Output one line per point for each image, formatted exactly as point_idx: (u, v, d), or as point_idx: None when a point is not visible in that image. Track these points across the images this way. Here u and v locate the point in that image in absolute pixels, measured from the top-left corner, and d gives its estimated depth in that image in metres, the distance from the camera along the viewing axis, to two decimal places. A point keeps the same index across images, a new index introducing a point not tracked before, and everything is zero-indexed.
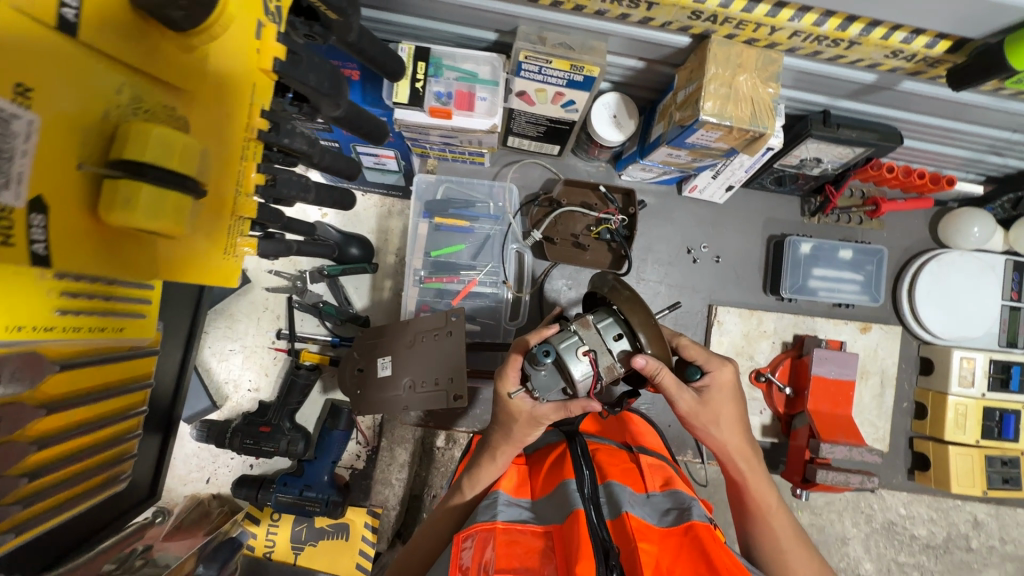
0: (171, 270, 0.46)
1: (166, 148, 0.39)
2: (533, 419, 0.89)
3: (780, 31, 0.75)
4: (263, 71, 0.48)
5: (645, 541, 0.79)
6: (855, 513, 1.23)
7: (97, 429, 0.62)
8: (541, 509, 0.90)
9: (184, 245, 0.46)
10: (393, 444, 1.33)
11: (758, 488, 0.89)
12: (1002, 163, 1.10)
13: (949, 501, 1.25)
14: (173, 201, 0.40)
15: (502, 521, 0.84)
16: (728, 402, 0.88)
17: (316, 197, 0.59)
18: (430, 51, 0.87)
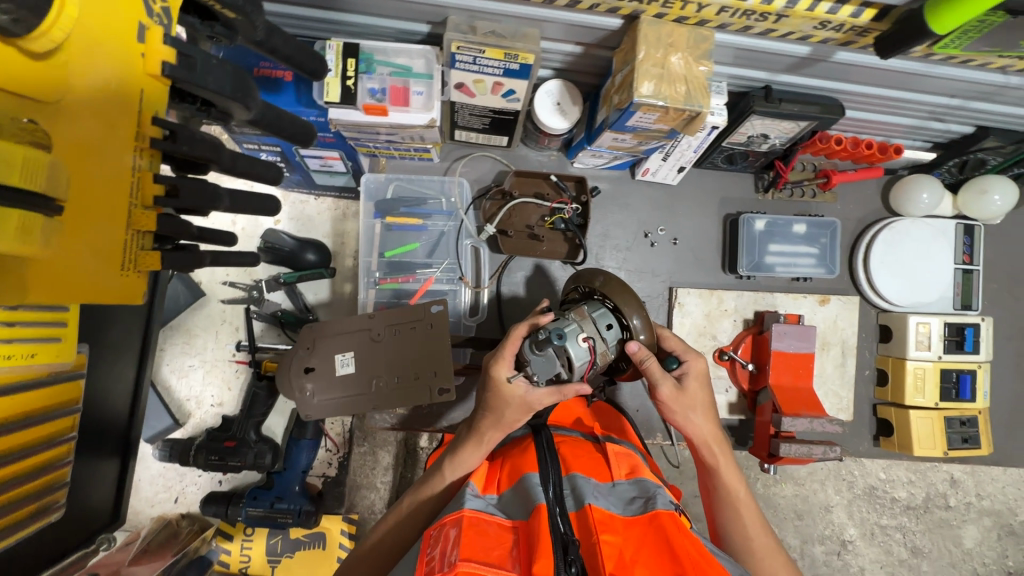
0: (48, 294, 0.43)
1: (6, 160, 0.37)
2: (526, 405, 0.90)
3: (707, 8, 0.74)
4: (152, 76, 0.46)
5: (608, 533, 0.78)
6: (838, 481, 1.27)
7: (19, 461, 0.60)
8: (507, 504, 0.88)
9: (63, 268, 0.44)
10: (376, 448, 1.31)
11: (728, 475, 0.91)
12: (945, 129, 1.11)
13: (925, 463, 1.29)
14: (17, 218, 0.38)
15: (469, 510, 0.82)
16: (703, 392, 0.93)
17: (233, 204, 0.56)
18: (360, 47, 0.85)
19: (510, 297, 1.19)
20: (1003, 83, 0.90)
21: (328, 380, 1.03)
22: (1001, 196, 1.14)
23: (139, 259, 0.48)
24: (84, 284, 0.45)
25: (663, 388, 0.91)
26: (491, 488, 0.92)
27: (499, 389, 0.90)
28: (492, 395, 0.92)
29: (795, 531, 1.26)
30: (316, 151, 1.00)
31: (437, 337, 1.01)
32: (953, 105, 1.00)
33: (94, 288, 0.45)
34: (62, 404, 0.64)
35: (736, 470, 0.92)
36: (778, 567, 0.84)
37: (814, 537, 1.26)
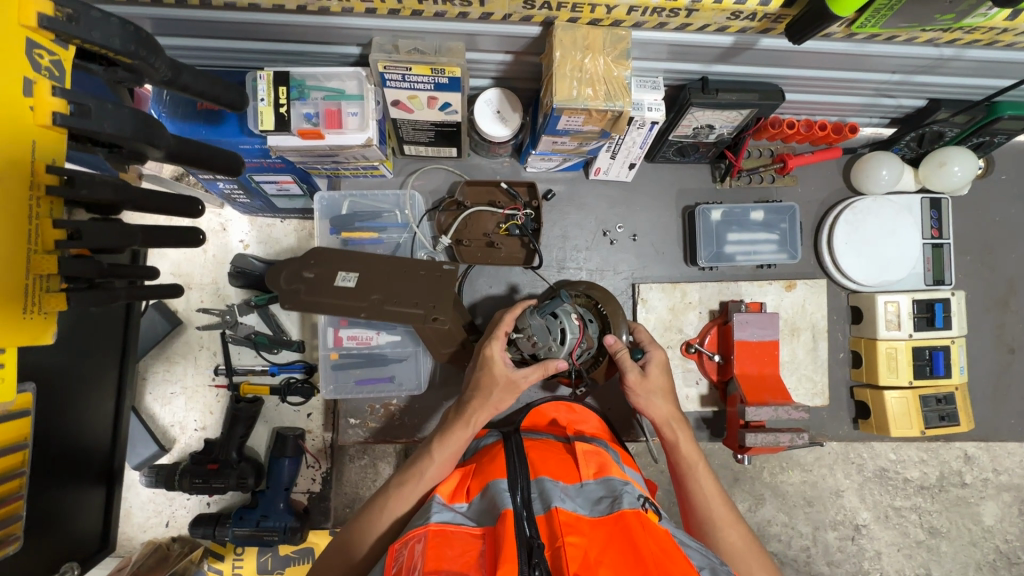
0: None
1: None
2: (511, 383, 0.98)
3: (616, 8, 0.75)
4: (45, 127, 0.49)
5: (573, 535, 0.75)
6: (847, 464, 1.26)
7: None
8: (474, 514, 0.86)
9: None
10: (376, 459, 1.31)
11: (688, 450, 0.93)
12: (896, 104, 1.09)
13: (936, 441, 1.27)
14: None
15: (435, 524, 0.81)
16: (664, 375, 0.99)
17: (147, 240, 0.59)
18: (290, 75, 0.87)
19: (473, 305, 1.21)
20: (937, 55, 0.88)
21: (317, 287, 1.01)
22: (961, 168, 1.12)
23: (45, 297, 0.52)
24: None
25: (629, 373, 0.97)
26: (459, 498, 0.89)
27: (489, 364, 0.99)
28: (482, 372, 1.01)
29: (807, 518, 1.25)
30: (270, 176, 1.03)
31: (447, 284, 1.02)
32: (895, 80, 0.98)
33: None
34: (10, 441, 0.66)
35: (695, 446, 0.94)
36: (738, 539, 0.83)
37: (827, 523, 1.26)
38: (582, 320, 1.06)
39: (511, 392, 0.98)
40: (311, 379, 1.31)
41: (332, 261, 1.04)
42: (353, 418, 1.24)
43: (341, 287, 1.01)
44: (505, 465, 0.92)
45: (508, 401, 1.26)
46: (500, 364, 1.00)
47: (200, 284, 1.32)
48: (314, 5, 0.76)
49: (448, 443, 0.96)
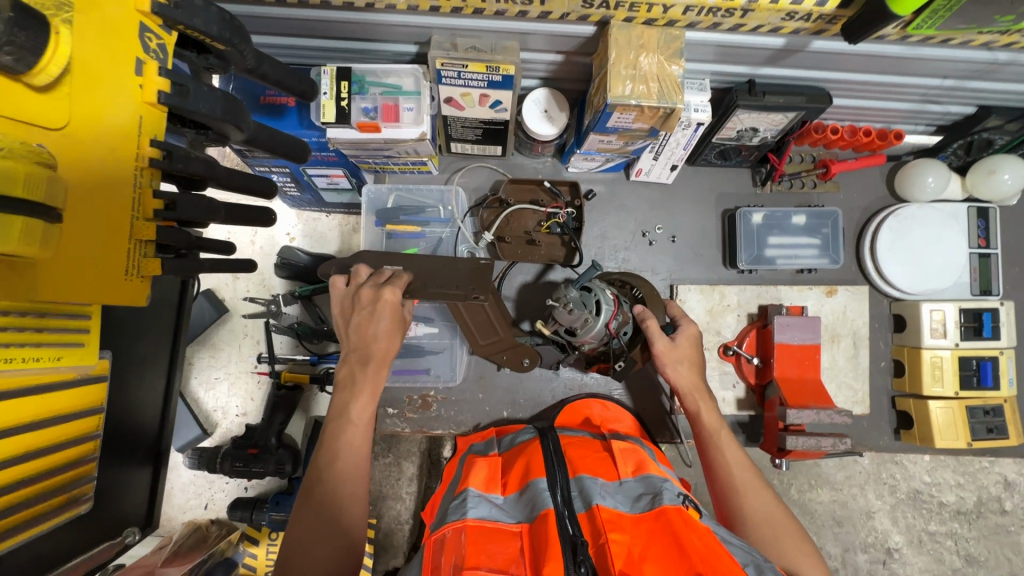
0: (56, 287, 0.51)
1: (9, 178, 0.43)
2: (399, 321, 0.85)
3: (673, 8, 0.77)
4: (150, 104, 0.52)
5: (616, 532, 0.74)
6: (878, 485, 1.23)
7: (46, 454, 0.65)
8: (512, 508, 0.86)
9: (69, 261, 0.51)
10: (400, 458, 1.33)
11: (709, 420, 0.92)
12: (944, 111, 1.09)
13: (975, 462, 1.24)
14: (22, 225, 0.44)
15: (471, 519, 0.80)
16: (691, 345, 0.99)
17: (228, 216, 0.63)
18: (353, 71, 0.91)
19: (510, 300, 1.23)
20: (992, 60, 0.88)
21: None
22: (1011, 176, 1.10)
23: (143, 265, 0.54)
24: (86, 286, 0.52)
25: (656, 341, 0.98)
26: (494, 489, 0.91)
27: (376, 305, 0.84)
28: (362, 320, 0.84)
29: (836, 540, 1.22)
30: (322, 169, 1.07)
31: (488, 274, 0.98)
32: (945, 86, 0.98)
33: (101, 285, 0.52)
34: (84, 405, 0.69)
35: (718, 417, 0.94)
36: (763, 505, 0.82)
37: (857, 544, 1.22)
38: (615, 297, 1.04)
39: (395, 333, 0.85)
40: None
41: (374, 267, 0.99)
42: (391, 408, 1.24)
43: None
44: (544, 464, 0.92)
45: (542, 398, 1.27)
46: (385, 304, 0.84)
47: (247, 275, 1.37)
48: (382, 4, 0.80)
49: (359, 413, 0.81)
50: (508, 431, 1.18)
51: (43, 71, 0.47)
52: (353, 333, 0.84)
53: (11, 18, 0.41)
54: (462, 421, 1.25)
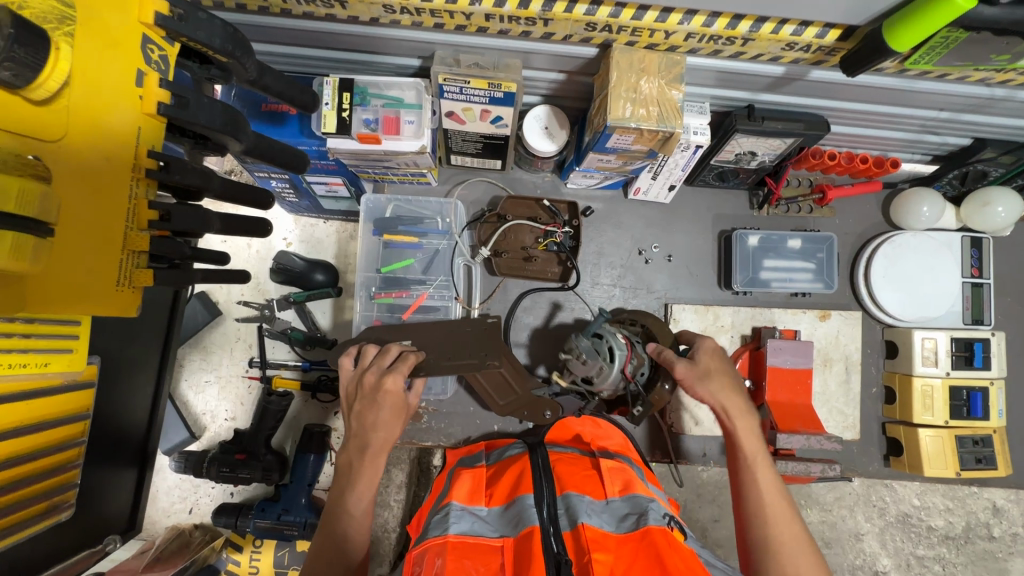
0: (44, 302, 0.48)
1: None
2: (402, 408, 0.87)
3: (675, 34, 0.78)
4: (149, 115, 0.53)
5: (600, 551, 0.74)
6: (868, 507, 1.23)
7: (28, 461, 0.64)
8: (496, 522, 0.86)
9: (61, 279, 0.49)
10: (390, 465, 1.31)
11: (745, 442, 0.86)
12: (941, 142, 1.10)
13: (964, 489, 1.23)
14: (12, 240, 0.42)
15: (453, 535, 0.79)
16: (721, 360, 0.94)
17: (224, 226, 0.63)
18: (355, 82, 0.91)
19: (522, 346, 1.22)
20: (988, 95, 0.89)
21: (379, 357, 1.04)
22: (1005, 208, 1.11)
23: (134, 274, 0.54)
24: (83, 299, 0.50)
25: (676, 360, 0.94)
26: (478, 502, 0.91)
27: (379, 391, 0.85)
28: (372, 407, 0.85)
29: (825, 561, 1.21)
30: (321, 177, 1.07)
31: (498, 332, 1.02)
32: (942, 118, 0.99)
33: (94, 300, 0.51)
34: (70, 412, 0.69)
35: (755, 438, 0.87)
36: (789, 539, 0.77)
37: (846, 568, 1.22)
38: (628, 339, 1.05)
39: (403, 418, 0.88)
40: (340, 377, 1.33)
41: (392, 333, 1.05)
42: None
43: None
44: (532, 481, 0.92)
45: None
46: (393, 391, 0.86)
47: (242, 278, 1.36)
48: (386, 18, 0.81)
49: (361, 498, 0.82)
50: (497, 445, 1.17)
51: (43, 87, 0.45)
52: (359, 410, 0.86)
53: (10, 34, 0.40)
54: (453, 433, 1.24)
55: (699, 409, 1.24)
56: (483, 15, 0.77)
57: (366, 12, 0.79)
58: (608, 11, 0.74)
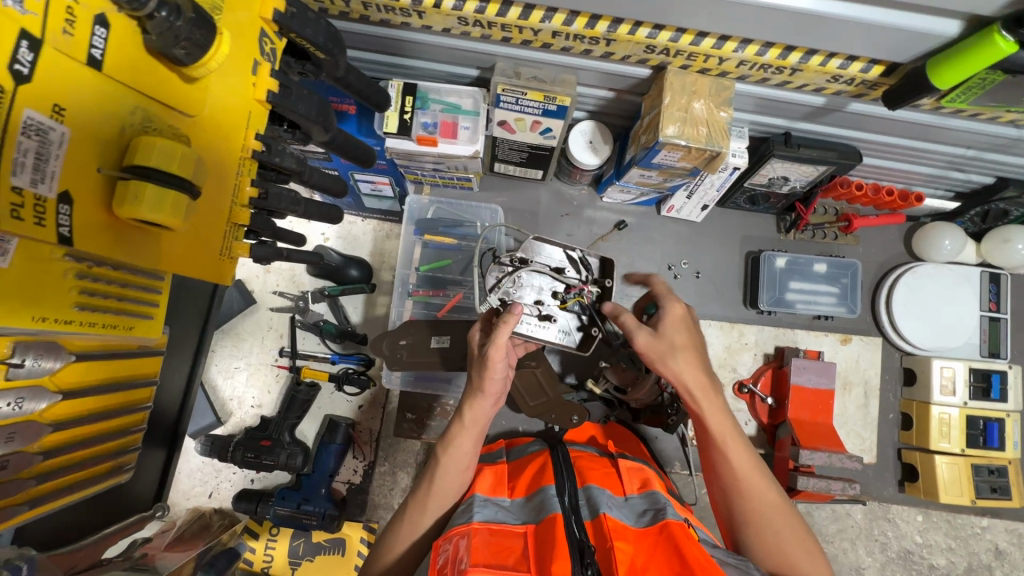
0: (172, 259, 0.52)
1: (168, 155, 0.44)
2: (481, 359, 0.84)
3: (728, 61, 0.83)
4: (258, 101, 0.56)
5: (621, 540, 0.75)
6: (870, 541, 1.21)
7: (106, 419, 0.65)
8: (518, 511, 0.85)
9: (188, 240, 0.52)
10: (396, 468, 1.36)
11: (716, 423, 0.80)
12: (964, 179, 1.15)
13: (966, 526, 1.23)
14: (173, 199, 0.45)
15: (478, 522, 0.79)
16: (688, 345, 0.83)
17: (305, 211, 0.66)
18: (417, 87, 0.96)
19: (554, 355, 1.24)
20: (1015, 136, 0.94)
21: (417, 350, 1.10)
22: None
23: (234, 245, 0.58)
24: (197, 261, 0.54)
25: (639, 335, 0.83)
26: (502, 493, 0.89)
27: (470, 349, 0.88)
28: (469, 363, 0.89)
29: None
30: (370, 175, 1.09)
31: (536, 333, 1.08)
32: (969, 156, 1.04)
33: (208, 265, 0.55)
34: (142, 376, 0.70)
35: (725, 415, 0.81)
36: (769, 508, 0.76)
37: None
38: None
39: (484, 369, 0.84)
40: (367, 372, 1.35)
41: (431, 324, 1.11)
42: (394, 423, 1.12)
43: (436, 348, 1.09)
44: (553, 473, 0.91)
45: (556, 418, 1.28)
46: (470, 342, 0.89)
47: (278, 270, 1.39)
48: (457, 29, 0.86)
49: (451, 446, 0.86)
50: (518, 443, 1.16)
51: (204, 67, 0.49)
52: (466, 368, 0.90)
53: (192, 18, 0.44)
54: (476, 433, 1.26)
55: None
56: (550, 32, 0.82)
57: (440, 22, 0.84)
58: (669, 35, 0.80)
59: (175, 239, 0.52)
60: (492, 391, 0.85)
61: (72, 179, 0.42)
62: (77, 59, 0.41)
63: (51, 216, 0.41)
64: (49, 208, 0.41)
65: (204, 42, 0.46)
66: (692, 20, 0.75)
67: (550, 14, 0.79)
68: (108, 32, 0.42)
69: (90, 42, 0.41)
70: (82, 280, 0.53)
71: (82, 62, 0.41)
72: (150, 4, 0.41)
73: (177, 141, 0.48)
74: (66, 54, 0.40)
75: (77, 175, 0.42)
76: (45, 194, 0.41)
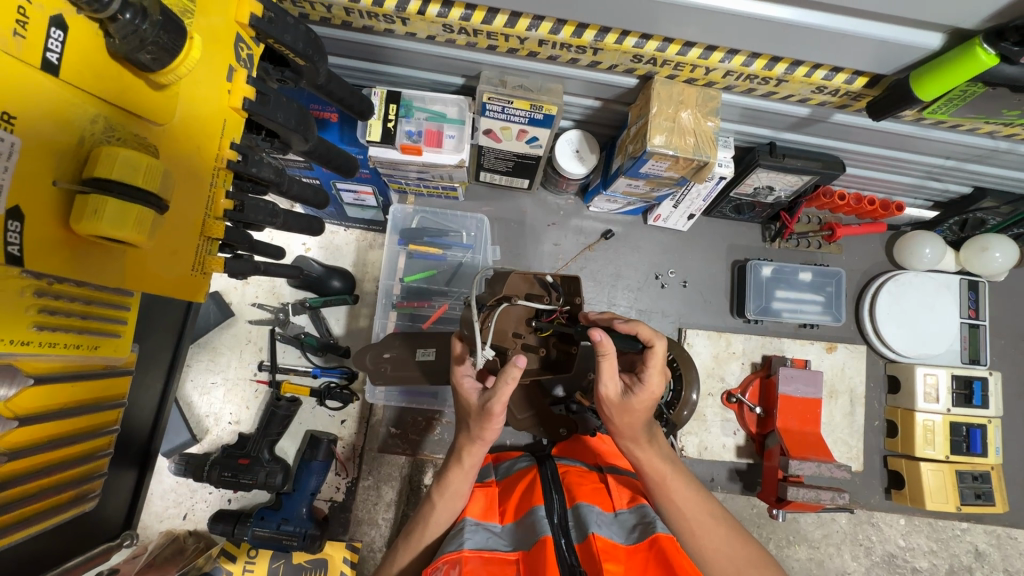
0: (138, 280, 0.48)
1: (132, 166, 0.41)
2: (483, 411, 0.77)
3: (714, 71, 0.83)
4: (233, 109, 0.54)
5: (611, 562, 0.73)
6: (855, 546, 1.21)
7: (69, 444, 0.61)
8: (509, 537, 0.83)
9: (152, 259, 0.49)
10: (381, 482, 1.32)
11: (656, 468, 0.83)
12: (943, 189, 1.17)
13: (948, 530, 1.23)
14: (136, 214, 0.42)
15: (470, 550, 0.76)
16: (650, 404, 0.78)
17: (284, 223, 0.65)
18: (401, 94, 0.94)
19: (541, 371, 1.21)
20: (993, 147, 0.96)
21: (401, 364, 1.07)
22: (1002, 254, 1.18)
23: (207, 260, 0.55)
24: (164, 278, 0.51)
25: (607, 387, 0.76)
26: (493, 518, 0.86)
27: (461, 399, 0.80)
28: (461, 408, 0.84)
29: None
30: (352, 186, 1.06)
31: None
32: (948, 166, 1.06)
33: (175, 282, 0.52)
34: (111, 397, 0.66)
35: (662, 460, 0.84)
36: (721, 543, 0.79)
37: None
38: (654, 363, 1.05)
39: (484, 422, 0.78)
40: (350, 386, 1.32)
41: (413, 338, 1.08)
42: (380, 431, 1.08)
43: (421, 361, 1.06)
44: (542, 491, 0.89)
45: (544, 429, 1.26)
46: (465, 393, 0.80)
47: (257, 281, 1.34)
48: (441, 37, 0.84)
49: (445, 487, 0.84)
50: (506, 458, 1.13)
51: (173, 73, 0.46)
52: (456, 409, 0.86)
53: (159, 21, 0.41)
54: None
55: (708, 433, 1.21)
56: (537, 40, 0.81)
57: (424, 30, 0.82)
58: (656, 45, 0.79)
59: (141, 259, 0.48)
60: (490, 437, 0.81)
61: (25, 195, 0.39)
62: (30, 64, 0.38)
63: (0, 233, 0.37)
64: None
65: (173, 46, 0.43)
66: (680, 30, 0.75)
67: (536, 23, 0.78)
68: (65, 35, 0.39)
69: (44, 45, 0.38)
70: (38, 297, 0.50)
71: (35, 67, 0.38)
72: (113, 5, 0.39)
73: (143, 151, 0.45)
74: (16, 57, 0.37)
75: (30, 189, 0.39)
76: None
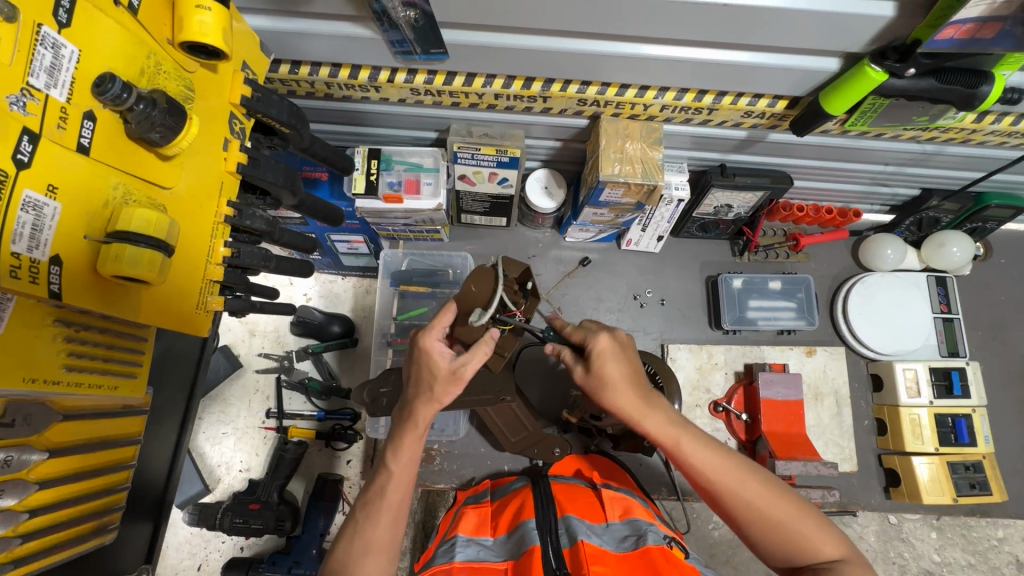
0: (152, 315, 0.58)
1: (146, 222, 0.52)
2: (454, 375, 0.77)
3: (652, 106, 0.94)
4: (229, 173, 0.65)
5: (599, 565, 0.75)
6: (887, 564, 1.20)
7: (91, 477, 0.68)
8: (501, 549, 0.86)
9: (164, 295, 0.59)
10: None
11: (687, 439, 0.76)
12: (893, 193, 1.25)
13: (983, 541, 1.23)
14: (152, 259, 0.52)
15: (461, 561, 0.80)
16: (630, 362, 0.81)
17: (278, 267, 0.73)
18: (381, 151, 1.05)
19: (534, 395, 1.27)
20: (922, 150, 1.04)
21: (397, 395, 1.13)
22: (959, 249, 1.25)
23: (208, 299, 0.65)
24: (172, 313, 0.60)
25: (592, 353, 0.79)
26: (484, 533, 0.91)
27: (429, 355, 0.77)
28: (418, 367, 0.80)
29: None
30: (345, 236, 1.18)
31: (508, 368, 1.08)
32: (889, 171, 1.15)
33: (181, 316, 0.62)
34: (128, 434, 0.74)
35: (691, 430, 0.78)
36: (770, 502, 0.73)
37: None
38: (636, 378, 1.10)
39: (457, 386, 0.77)
40: (355, 426, 1.38)
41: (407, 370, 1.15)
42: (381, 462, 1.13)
43: None
44: (533, 507, 0.93)
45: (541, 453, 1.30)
46: (436, 356, 0.77)
47: (263, 331, 1.43)
48: (411, 99, 0.96)
49: (403, 452, 0.78)
50: (502, 483, 1.17)
51: (179, 147, 0.57)
52: (408, 367, 0.82)
53: (166, 108, 0.52)
54: (464, 476, 1.24)
55: None
56: (493, 94, 0.93)
57: (396, 94, 0.95)
58: (596, 89, 0.91)
59: (152, 297, 0.58)
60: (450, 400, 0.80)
61: (64, 246, 0.49)
62: (69, 147, 0.48)
63: (44, 276, 0.48)
64: (42, 269, 0.48)
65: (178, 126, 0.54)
66: (615, 74, 0.86)
67: (490, 80, 0.90)
68: (94, 125, 0.50)
69: (79, 133, 0.49)
70: (69, 343, 0.58)
71: (73, 149, 0.48)
72: (130, 99, 0.49)
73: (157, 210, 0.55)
74: (59, 143, 0.47)
75: (68, 242, 0.49)
76: (39, 258, 0.47)
